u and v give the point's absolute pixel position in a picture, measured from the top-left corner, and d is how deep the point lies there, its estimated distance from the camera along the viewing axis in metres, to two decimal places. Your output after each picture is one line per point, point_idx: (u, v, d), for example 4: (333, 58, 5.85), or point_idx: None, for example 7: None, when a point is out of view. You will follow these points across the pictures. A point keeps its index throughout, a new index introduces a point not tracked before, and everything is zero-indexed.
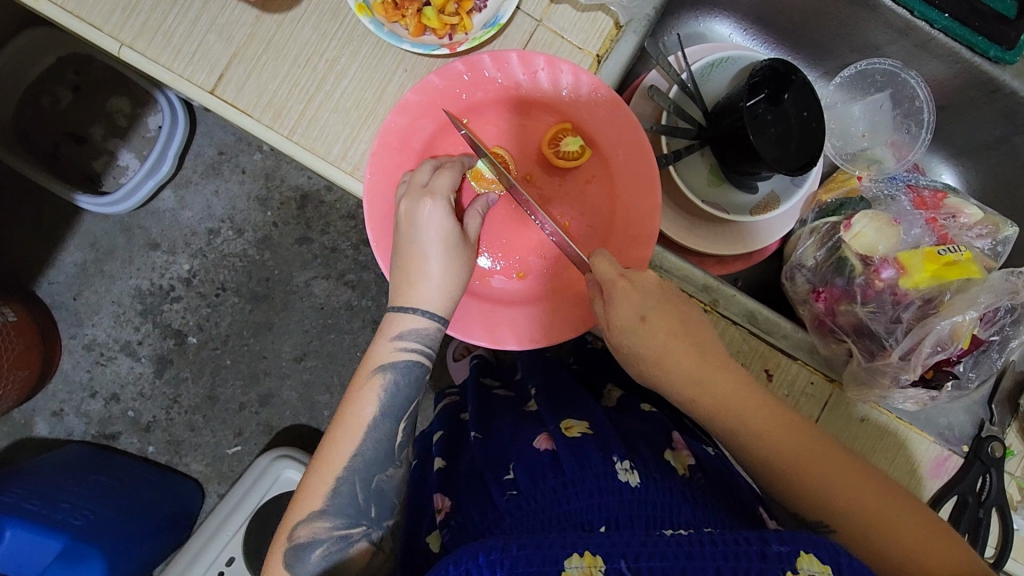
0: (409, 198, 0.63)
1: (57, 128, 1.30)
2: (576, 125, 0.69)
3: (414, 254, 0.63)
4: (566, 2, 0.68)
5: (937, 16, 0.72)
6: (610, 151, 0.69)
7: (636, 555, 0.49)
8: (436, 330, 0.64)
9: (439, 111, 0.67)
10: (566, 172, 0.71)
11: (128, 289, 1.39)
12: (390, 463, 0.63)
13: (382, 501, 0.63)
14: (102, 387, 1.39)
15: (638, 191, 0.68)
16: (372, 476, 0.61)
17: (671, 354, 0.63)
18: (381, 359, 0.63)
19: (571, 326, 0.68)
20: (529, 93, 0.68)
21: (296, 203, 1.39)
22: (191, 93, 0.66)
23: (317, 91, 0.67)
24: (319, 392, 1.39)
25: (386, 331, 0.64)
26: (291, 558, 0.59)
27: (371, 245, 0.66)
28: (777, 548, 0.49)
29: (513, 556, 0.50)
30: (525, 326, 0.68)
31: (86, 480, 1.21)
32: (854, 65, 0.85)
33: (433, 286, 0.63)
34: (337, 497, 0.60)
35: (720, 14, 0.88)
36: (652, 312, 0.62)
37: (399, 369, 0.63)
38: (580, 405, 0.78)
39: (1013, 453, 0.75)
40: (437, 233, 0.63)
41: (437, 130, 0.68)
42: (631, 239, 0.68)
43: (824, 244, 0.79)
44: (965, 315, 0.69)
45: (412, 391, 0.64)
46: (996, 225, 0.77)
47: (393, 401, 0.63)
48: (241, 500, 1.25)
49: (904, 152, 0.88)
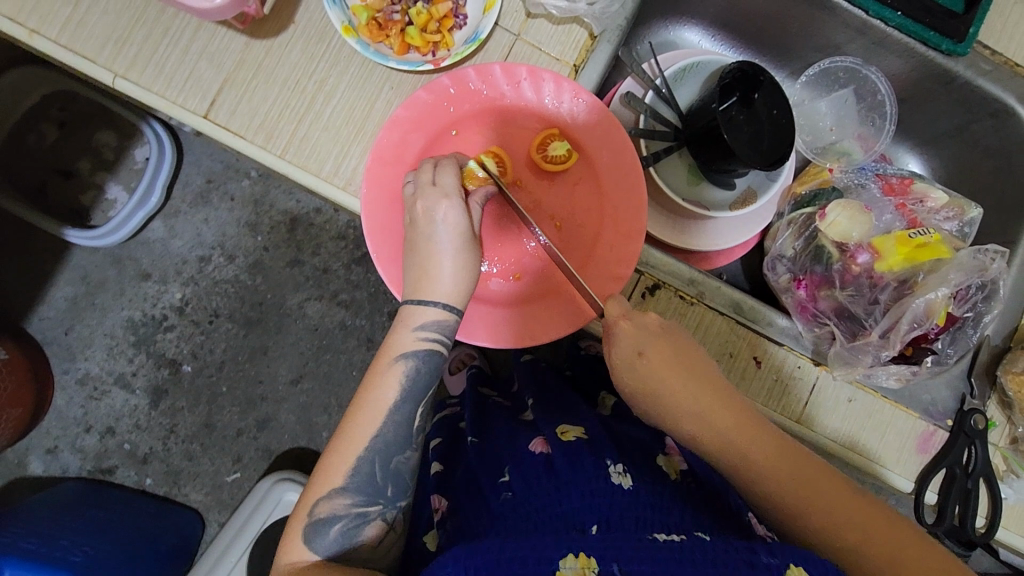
0: (426, 199, 0.64)
1: (46, 165, 1.32)
2: (562, 130, 0.72)
3: (432, 251, 0.64)
4: (542, 16, 0.72)
5: (891, 14, 0.77)
6: (596, 153, 0.72)
7: (626, 559, 0.51)
8: (455, 321, 0.65)
9: (428, 125, 0.69)
10: (554, 176, 0.74)
11: (120, 320, 1.39)
12: (409, 446, 0.65)
13: (399, 481, 0.65)
14: (97, 421, 1.39)
15: (625, 190, 0.71)
16: (391, 457, 0.64)
17: (659, 376, 0.66)
18: (401, 346, 0.65)
19: (568, 322, 0.70)
20: (513, 103, 0.71)
21: (286, 227, 1.41)
22: (185, 118, 0.69)
23: (308, 111, 0.69)
24: (316, 414, 1.40)
25: (405, 320, 0.65)
26: (311, 532, 0.62)
27: (372, 253, 0.67)
28: (765, 559, 0.51)
29: (508, 556, 0.53)
30: (521, 325, 0.71)
31: (84, 516, 1.20)
32: (817, 64, 0.89)
33: (445, 285, 0.64)
34: (357, 475, 0.63)
35: (689, 22, 0.92)
36: (649, 347, 0.65)
37: (421, 357, 0.65)
38: (572, 410, 0.82)
39: (995, 424, 0.78)
40: (451, 236, 0.64)
41: (429, 141, 0.70)
42: (620, 236, 0.70)
43: (801, 235, 0.82)
44: (937, 293, 0.73)
45: (430, 379, 0.66)
46: (962, 208, 0.81)
47: (414, 389, 0.65)
48: (244, 525, 1.25)
49: (871, 144, 0.92)
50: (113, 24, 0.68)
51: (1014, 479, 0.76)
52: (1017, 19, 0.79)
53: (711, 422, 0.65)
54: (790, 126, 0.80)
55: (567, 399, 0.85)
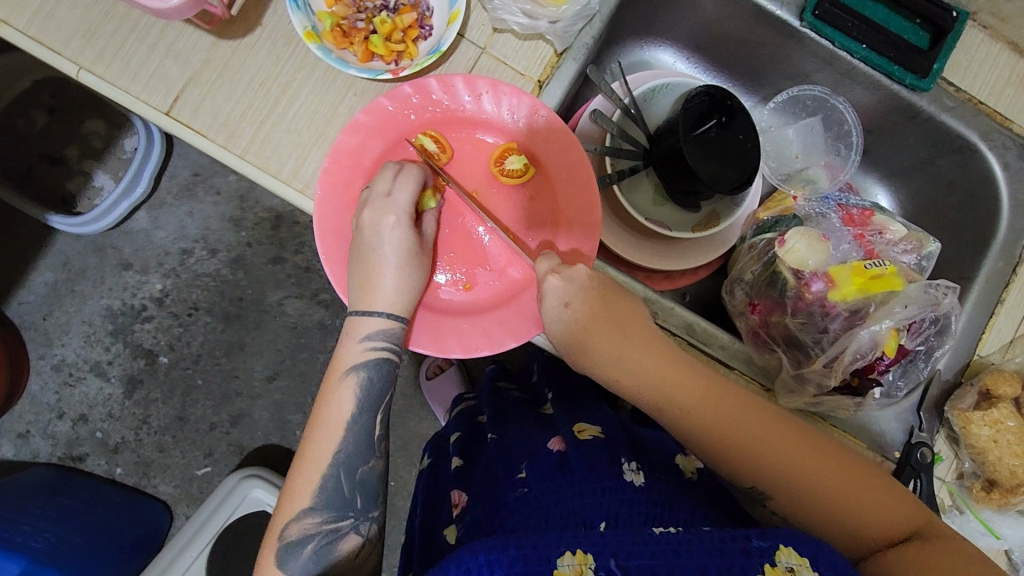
0: (371, 207, 0.66)
1: (32, 150, 1.33)
2: (520, 145, 0.72)
3: (374, 263, 0.67)
4: (508, 31, 0.73)
5: (856, 46, 0.78)
6: (553, 169, 0.72)
7: (627, 554, 0.52)
8: (401, 329, 0.68)
9: (388, 133, 0.70)
10: (511, 189, 0.74)
11: (99, 308, 1.40)
12: (371, 455, 0.67)
13: (366, 492, 0.67)
14: (70, 408, 1.39)
15: (578, 206, 0.72)
16: (355, 468, 0.66)
17: (596, 338, 0.66)
18: (350, 360, 0.68)
19: (513, 334, 0.70)
20: (473, 116, 0.72)
21: (270, 223, 1.42)
22: (148, 114, 0.69)
23: (271, 112, 0.70)
24: (290, 411, 1.40)
25: (352, 334, 0.68)
26: (285, 556, 0.64)
27: (322, 258, 0.68)
28: (757, 544, 0.53)
29: (511, 555, 0.52)
30: (469, 335, 0.70)
31: (50, 502, 1.19)
32: (787, 91, 0.90)
33: (385, 292, 0.66)
34: (323, 492, 0.65)
35: (663, 42, 0.92)
36: (573, 298, 0.65)
37: (371, 366, 0.67)
38: (593, 411, 0.86)
39: (942, 458, 0.78)
40: (395, 250, 0.67)
41: (389, 148, 0.71)
42: (573, 253, 0.72)
43: (761, 259, 0.83)
44: (883, 324, 0.74)
45: (383, 386, 0.68)
46: (920, 241, 0.82)
47: (368, 398, 0.68)
48: (203, 525, 1.23)
49: (837, 173, 0.92)
50: (82, 18, 0.69)
51: (957, 514, 0.77)
52: (982, 58, 0.81)
53: (638, 369, 0.66)
54: (754, 153, 0.81)
55: (585, 399, 0.90)
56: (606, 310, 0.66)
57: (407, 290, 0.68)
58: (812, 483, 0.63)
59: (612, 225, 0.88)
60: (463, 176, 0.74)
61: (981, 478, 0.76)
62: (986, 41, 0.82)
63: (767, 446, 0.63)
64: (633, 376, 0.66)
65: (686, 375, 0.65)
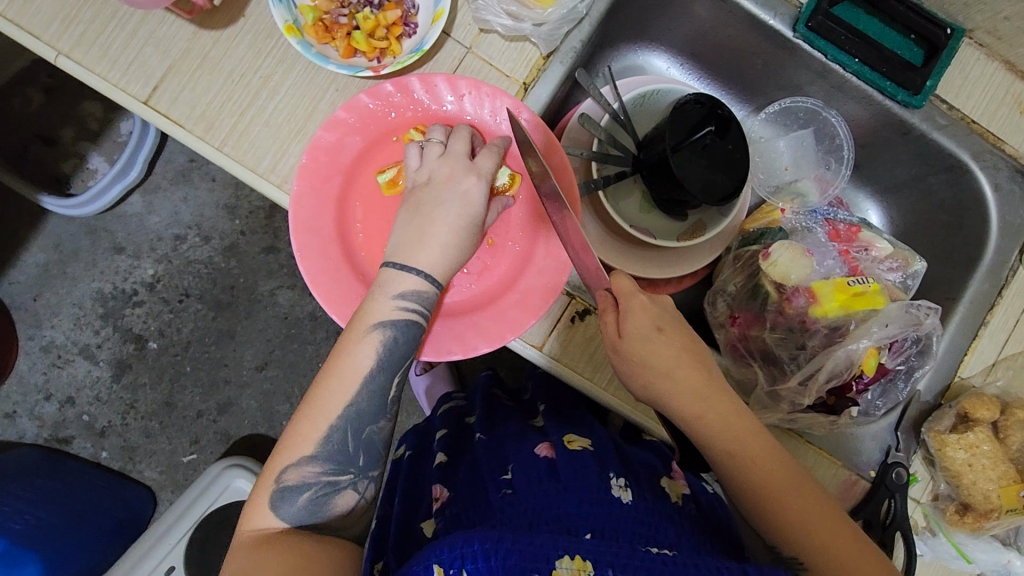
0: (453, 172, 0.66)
1: (28, 130, 1.32)
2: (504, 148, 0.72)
3: (427, 219, 0.65)
4: (494, 32, 0.72)
5: (848, 60, 0.77)
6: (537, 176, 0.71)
7: (622, 565, 0.54)
8: (435, 296, 0.65)
9: (366, 131, 0.69)
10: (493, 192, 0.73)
11: (89, 291, 1.39)
12: (382, 416, 0.64)
13: (371, 452, 0.64)
14: (57, 390, 1.39)
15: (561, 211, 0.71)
16: (363, 426, 0.63)
17: (682, 366, 0.67)
18: (379, 314, 0.63)
19: (486, 339, 0.69)
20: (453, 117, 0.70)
21: (265, 212, 1.41)
22: (126, 102, 0.69)
23: (250, 105, 0.69)
24: (278, 402, 1.40)
25: (384, 288, 0.64)
26: (278, 499, 0.61)
27: (294, 250, 0.66)
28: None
29: (506, 547, 0.55)
30: (443, 339, 0.70)
31: (31, 484, 1.19)
32: (779, 102, 0.89)
33: (431, 261, 0.64)
34: (328, 443, 0.62)
35: (657, 48, 0.91)
36: (666, 325, 0.68)
37: (401, 325, 0.63)
38: (585, 426, 0.87)
39: (918, 479, 0.77)
40: (457, 210, 0.65)
41: (369, 146, 0.70)
42: (552, 259, 0.71)
43: (744, 271, 0.82)
44: (861, 344, 0.73)
45: (409, 347, 0.64)
46: (907, 260, 0.81)
47: (390, 358, 0.63)
48: (185, 511, 1.23)
49: (827, 186, 0.91)
50: (64, 1, 0.68)
51: (929, 535, 0.76)
52: (977, 77, 0.80)
53: (717, 408, 0.67)
54: (742, 163, 0.81)
55: (578, 413, 0.92)
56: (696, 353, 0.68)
57: (446, 252, 0.65)
58: (841, 555, 0.60)
59: (597, 230, 0.87)
60: None
61: (955, 501, 0.75)
62: (982, 59, 0.80)
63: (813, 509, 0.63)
64: (711, 415, 0.66)
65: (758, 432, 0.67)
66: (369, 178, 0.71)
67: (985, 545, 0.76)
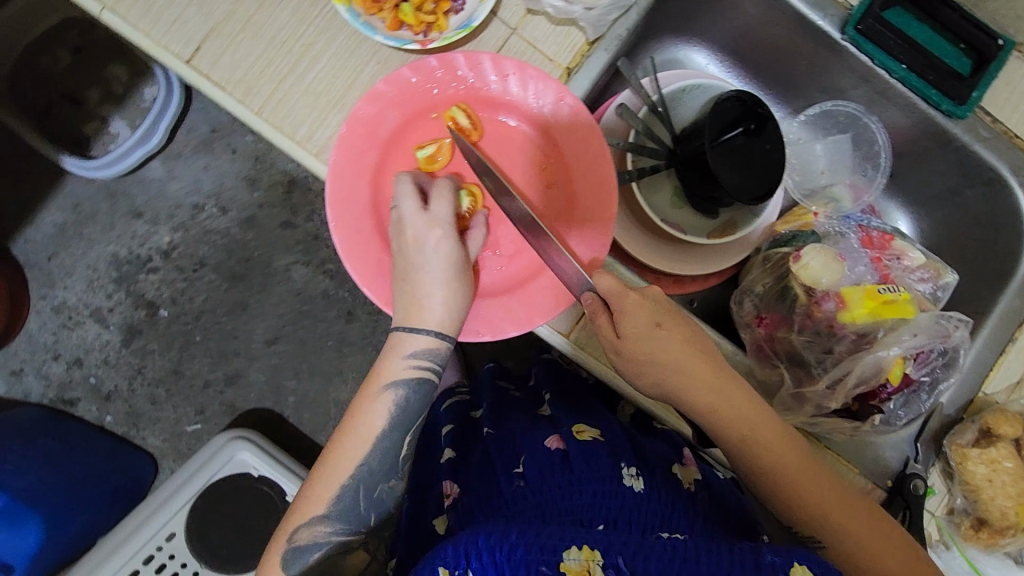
0: (417, 229, 0.65)
1: (53, 89, 1.32)
2: (544, 132, 0.71)
3: (420, 280, 0.65)
4: (541, 14, 0.71)
5: (895, 66, 0.77)
6: (572, 158, 0.71)
7: (632, 556, 0.55)
8: (447, 350, 0.68)
9: (407, 105, 0.69)
10: (528, 176, 0.72)
11: (104, 255, 1.39)
12: (393, 475, 0.69)
13: (379, 509, 0.69)
14: (66, 351, 1.39)
15: (597, 200, 0.71)
16: (375, 486, 0.68)
17: (687, 361, 0.67)
18: (391, 375, 0.67)
19: (514, 323, 0.69)
20: (496, 96, 0.70)
21: (284, 187, 1.41)
22: (167, 61, 0.68)
23: (291, 72, 0.69)
24: (286, 377, 1.40)
25: (396, 348, 0.67)
26: (292, 555, 0.67)
27: (330, 222, 0.67)
28: (771, 559, 0.56)
29: (512, 542, 0.56)
30: (470, 319, 0.70)
31: (34, 442, 1.18)
32: (820, 104, 0.88)
33: (433, 313, 0.66)
34: (340, 503, 0.67)
35: (699, 44, 0.90)
36: (666, 322, 0.67)
37: (411, 386, 0.67)
38: (596, 415, 0.86)
39: (935, 492, 0.77)
40: (443, 266, 0.66)
41: (408, 120, 0.69)
42: (584, 246, 0.71)
43: (773, 273, 0.82)
44: (891, 351, 0.73)
45: (419, 406, 0.68)
46: (938, 271, 0.80)
47: (401, 417, 0.68)
48: (189, 479, 1.17)
49: (861, 193, 0.90)
50: None
51: (943, 549, 0.77)
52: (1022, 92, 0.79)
53: (728, 399, 0.67)
54: (779, 165, 0.80)
55: (589, 402, 0.91)
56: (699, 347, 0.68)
57: (447, 306, 0.66)
58: (856, 531, 0.66)
59: (627, 224, 0.86)
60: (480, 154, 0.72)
61: (971, 516, 0.75)
62: None
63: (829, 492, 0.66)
64: (721, 404, 0.67)
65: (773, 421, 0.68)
66: (405, 153, 0.71)
67: (995, 560, 0.77)
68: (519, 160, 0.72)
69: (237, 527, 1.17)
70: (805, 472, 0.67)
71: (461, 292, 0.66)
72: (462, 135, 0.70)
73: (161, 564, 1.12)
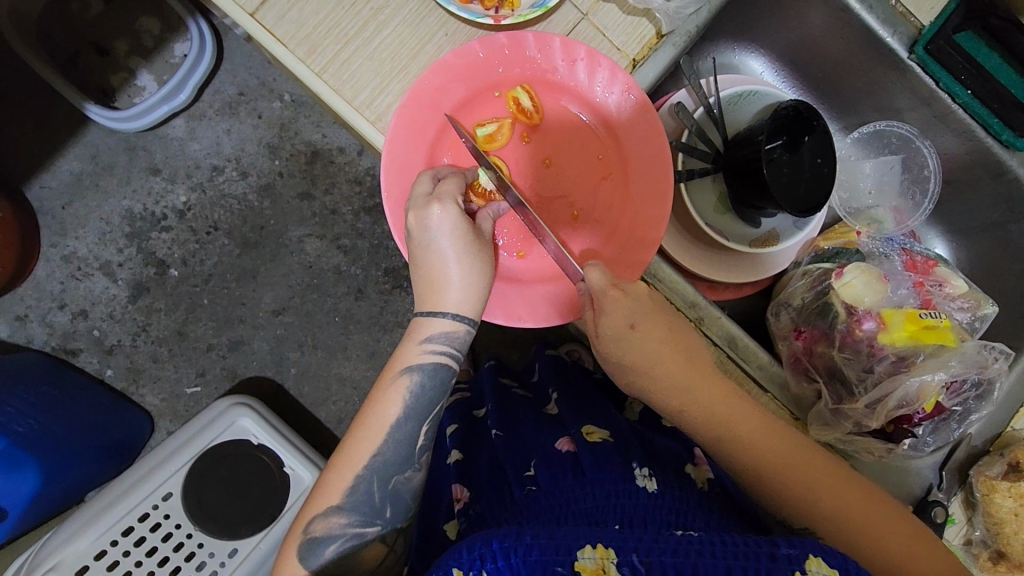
0: (416, 208, 0.63)
1: (81, 35, 1.27)
2: (605, 122, 0.70)
3: (434, 261, 0.64)
4: (613, 2, 0.70)
5: (960, 91, 0.76)
6: (631, 153, 0.70)
7: (648, 550, 0.52)
8: (464, 333, 0.66)
9: (471, 80, 0.68)
10: (584, 166, 0.72)
11: (119, 209, 1.35)
12: (409, 466, 0.66)
13: (397, 503, 0.66)
14: (72, 301, 1.35)
15: (651, 196, 0.70)
16: (391, 477, 0.65)
17: (658, 358, 0.66)
18: (408, 361, 0.66)
19: (560, 313, 0.70)
20: (561, 81, 0.69)
21: (306, 158, 1.38)
22: (232, 10, 0.67)
23: (357, 35, 0.68)
24: (290, 348, 1.38)
25: (414, 334, 0.66)
26: (306, 551, 0.63)
27: (384, 192, 0.66)
28: (786, 551, 0.53)
29: (527, 543, 0.53)
30: (515, 304, 0.70)
31: (36, 389, 1.15)
32: (873, 124, 0.88)
33: (455, 297, 0.65)
34: (354, 494, 0.64)
35: (756, 50, 0.89)
36: (642, 321, 0.65)
37: (428, 372, 0.66)
38: (604, 413, 0.82)
39: (955, 521, 0.78)
40: (452, 242, 0.64)
41: (471, 95, 0.69)
42: (635, 239, 0.70)
43: (813, 287, 0.80)
44: (934, 376, 0.72)
45: (436, 392, 0.66)
46: (978, 302, 0.79)
47: (418, 403, 0.65)
48: (188, 442, 1.10)
49: (904, 218, 0.89)
50: None
51: None
52: None
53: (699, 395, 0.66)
54: (828, 178, 0.78)
55: (597, 401, 0.87)
56: (674, 337, 0.67)
57: (467, 288, 0.65)
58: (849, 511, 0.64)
59: (672, 230, 0.85)
60: (537, 138, 0.71)
61: (989, 548, 0.76)
62: None
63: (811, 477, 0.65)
64: (689, 401, 0.67)
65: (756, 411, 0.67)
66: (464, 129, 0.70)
67: None
68: (578, 149, 0.71)
69: (237, 493, 1.11)
70: (779, 457, 0.65)
71: (475, 272, 0.65)
72: (524, 116, 0.69)
73: (155, 524, 1.04)
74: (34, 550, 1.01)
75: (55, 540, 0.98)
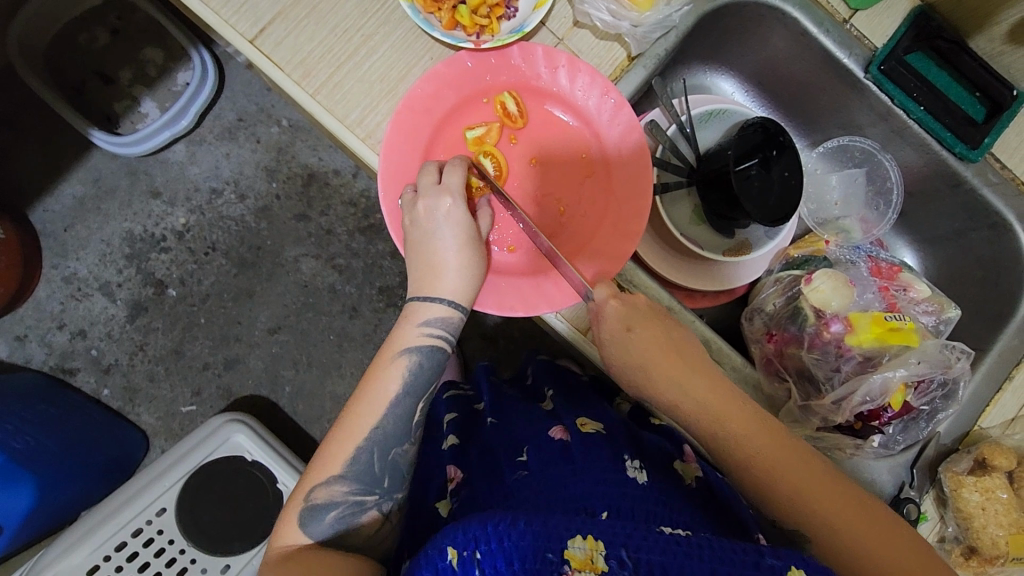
0: (428, 197, 0.67)
1: (87, 65, 1.33)
2: (585, 123, 0.75)
3: (433, 248, 0.67)
4: (587, 28, 0.76)
5: (914, 107, 0.81)
6: (613, 152, 0.75)
7: (636, 546, 0.54)
8: (458, 319, 0.69)
9: (462, 87, 0.73)
10: (569, 165, 0.77)
11: (119, 230, 1.39)
12: (407, 440, 0.68)
13: (395, 473, 0.68)
14: (71, 321, 1.38)
15: (633, 191, 0.74)
16: (390, 449, 0.66)
17: (650, 359, 0.68)
18: (406, 341, 0.68)
19: (547, 301, 0.72)
20: (544, 87, 0.75)
21: (303, 180, 1.42)
22: (232, 39, 0.72)
23: (348, 60, 0.73)
24: (285, 366, 1.41)
25: (411, 316, 0.69)
26: (307, 517, 0.64)
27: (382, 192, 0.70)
28: (771, 561, 0.54)
29: (520, 529, 0.55)
30: (505, 295, 0.73)
31: (32, 407, 1.17)
32: (837, 139, 0.92)
33: (445, 281, 0.68)
34: (356, 464, 0.65)
35: (726, 72, 0.94)
36: (638, 326, 0.68)
37: (424, 352, 0.68)
38: (595, 407, 0.86)
39: (928, 518, 0.80)
40: (451, 230, 0.67)
41: (461, 102, 0.74)
42: (619, 233, 0.75)
43: (784, 293, 0.84)
44: (895, 372, 0.76)
45: (432, 373, 0.69)
46: (941, 305, 0.83)
47: (415, 382, 0.68)
48: (180, 460, 1.11)
49: (870, 227, 0.94)
50: None
51: None
52: None
53: (690, 392, 0.68)
54: (797, 190, 0.82)
55: (588, 396, 0.90)
56: (667, 335, 0.69)
57: (460, 274, 0.68)
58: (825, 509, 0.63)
59: (648, 238, 0.88)
60: (525, 141, 0.76)
61: (961, 544, 0.79)
62: None
63: (792, 475, 0.64)
64: (686, 400, 0.68)
65: (765, 426, 0.67)
66: (456, 133, 0.75)
67: None
68: (564, 149, 0.77)
69: (230, 510, 1.13)
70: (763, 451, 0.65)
71: (473, 265, 0.69)
72: (510, 121, 0.74)
73: (149, 541, 1.06)
74: (28, 565, 1.02)
75: (48, 556, 0.99)
